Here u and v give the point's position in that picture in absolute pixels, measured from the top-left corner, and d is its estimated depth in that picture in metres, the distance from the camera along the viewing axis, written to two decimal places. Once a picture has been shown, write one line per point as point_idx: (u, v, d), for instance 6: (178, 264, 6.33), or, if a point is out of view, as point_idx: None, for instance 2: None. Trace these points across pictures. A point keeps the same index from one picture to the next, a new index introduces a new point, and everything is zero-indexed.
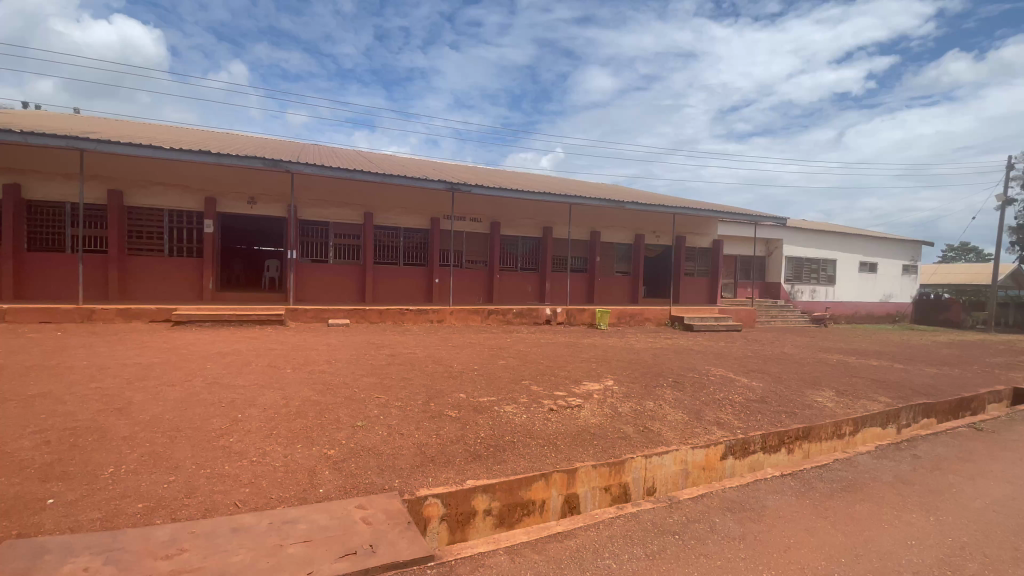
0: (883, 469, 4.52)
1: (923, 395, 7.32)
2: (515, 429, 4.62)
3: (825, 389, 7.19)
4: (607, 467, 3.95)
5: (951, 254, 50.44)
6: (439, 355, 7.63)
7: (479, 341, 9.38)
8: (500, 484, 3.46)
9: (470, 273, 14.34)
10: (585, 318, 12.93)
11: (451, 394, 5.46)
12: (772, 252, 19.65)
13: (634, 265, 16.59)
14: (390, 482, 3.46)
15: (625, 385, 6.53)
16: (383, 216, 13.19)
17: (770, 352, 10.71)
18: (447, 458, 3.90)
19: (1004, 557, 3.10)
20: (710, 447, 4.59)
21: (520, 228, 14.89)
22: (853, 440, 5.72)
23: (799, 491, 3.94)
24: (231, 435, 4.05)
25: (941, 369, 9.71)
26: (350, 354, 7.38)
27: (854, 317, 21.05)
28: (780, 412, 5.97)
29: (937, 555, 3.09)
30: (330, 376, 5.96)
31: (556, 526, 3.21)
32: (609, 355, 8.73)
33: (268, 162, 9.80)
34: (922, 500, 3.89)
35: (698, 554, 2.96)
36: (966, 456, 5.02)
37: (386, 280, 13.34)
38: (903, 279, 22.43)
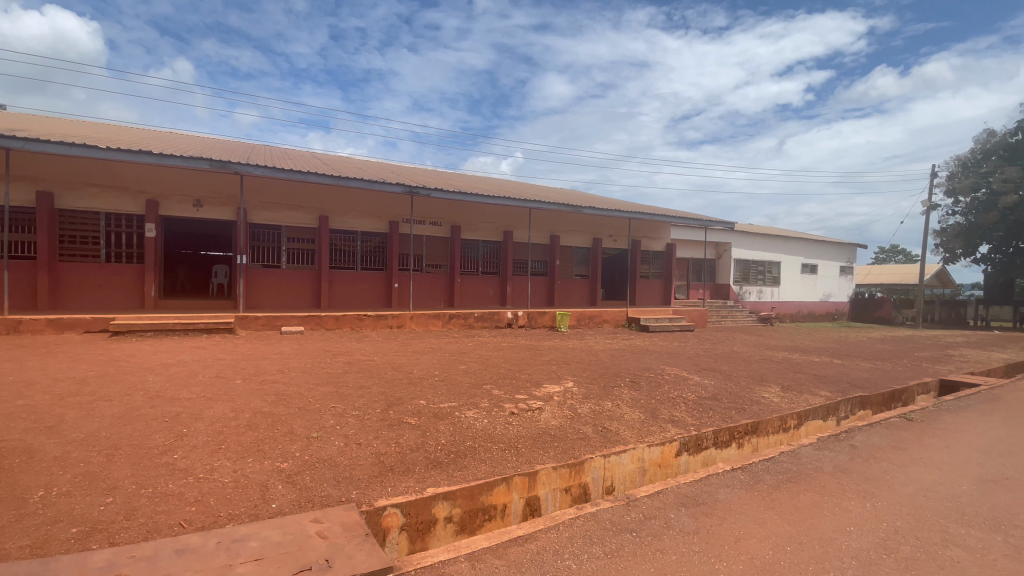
0: (824, 460, 4.80)
1: (859, 388, 7.83)
2: (475, 434, 4.61)
3: (772, 385, 7.56)
4: (567, 468, 4.01)
5: (883, 255, 54.12)
6: (398, 361, 7.51)
7: (440, 346, 9.30)
8: (461, 490, 3.43)
9: (431, 278, 14.19)
10: (545, 321, 13.07)
11: (411, 401, 5.37)
12: (722, 255, 20.47)
13: (592, 269, 16.90)
14: (348, 494, 3.37)
15: (584, 386, 6.65)
16: (339, 219, 12.86)
17: (721, 350, 11.15)
18: (406, 467, 3.84)
19: (933, 538, 3.33)
20: (666, 443, 4.73)
21: (480, 232, 14.87)
22: (797, 432, 6.03)
23: (748, 484, 4.12)
24: (176, 451, 3.83)
25: (876, 364, 10.40)
26: (305, 362, 7.15)
27: (798, 316, 22.23)
28: (730, 408, 6.24)
29: (874, 539, 3.29)
30: (284, 386, 5.76)
31: (517, 529, 3.22)
32: (569, 357, 8.84)
33: (215, 162, 9.37)
34: (860, 487, 4.15)
35: (655, 550, 3.04)
36: (898, 445, 5.39)
37: (342, 285, 13.01)
38: (841, 279, 23.92)
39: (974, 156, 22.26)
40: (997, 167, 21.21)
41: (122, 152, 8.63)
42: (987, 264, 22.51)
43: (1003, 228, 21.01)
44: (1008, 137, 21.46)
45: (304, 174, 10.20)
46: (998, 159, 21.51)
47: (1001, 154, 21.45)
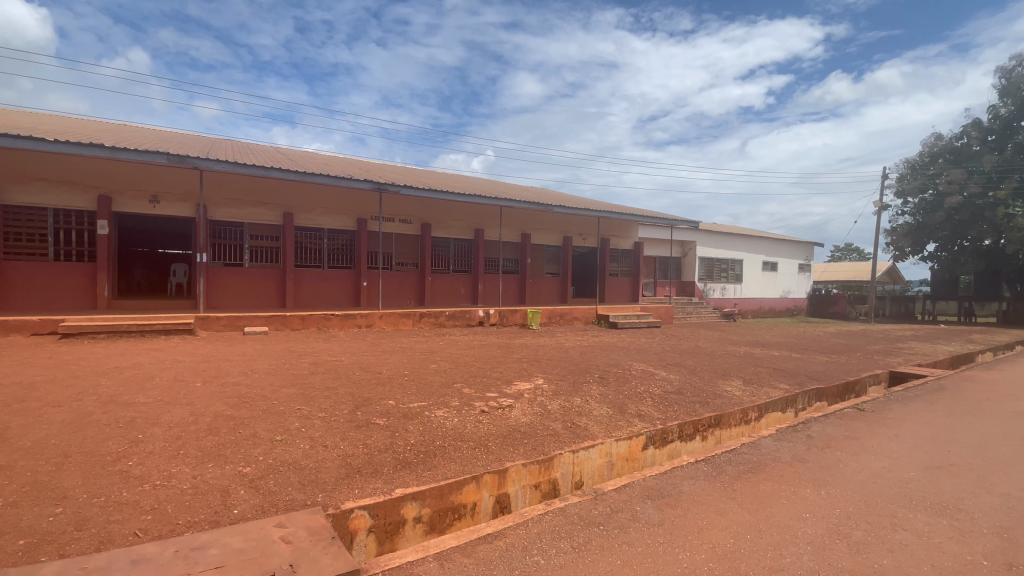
0: (782, 450, 5.00)
1: (816, 380, 8.18)
2: (445, 433, 4.59)
3: (734, 379, 7.82)
4: (537, 464, 4.04)
5: (839, 254, 56.63)
6: (367, 361, 7.40)
7: (410, 345, 9.20)
8: (430, 490, 3.42)
9: (400, 276, 14.01)
10: (516, 319, 13.12)
11: (379, 401, 5.31)
12: (687, 254, 20.99)
13: (563, 267, 17.05)
14: (313, 497, 3.30)
15: (554, 383, 6.71)
16: (304, 216, 12.56)
17: (686, 346, 11.43)
18: (374, 468, 3.79)
19: (883, 523, 3.51)
20: (633, 438, 4.82)
21: (450, 230, 14.78)
22: (758, 424, 6.26)
23: (711, 475, 4.25)
24: (130, 458, 3.67)
25: (831, 357, 10.88)
26: (270, 364, 6.96)
27: (760, 312, 23.01)
28: (695, 402, 6.41)
29: (828, 525, 3.45)
30: (247, 388, 5.59)
31: (486, 527, 3.23)
32: (539, 355, 8.91)
33: (172, 157, 9.00)
34: (815, 475, 4.34)
35: (622, 543, 3.10)
36: (851, 434, 5.67)
37: (308, 284, 12.72)
38: (799, 276, 24.89)
39: (922, 158, 23.55)
40: (943, 170, 22.48)
41: (71, 145, 8.18)
42: (934, 261, 23.78)
43: (948, 228, 22.26)
44: (953, 141, 22.80)
45: (268, 170, 9.91)
46: (945, 162, 22.80)
47: (947, 157, 22.75)
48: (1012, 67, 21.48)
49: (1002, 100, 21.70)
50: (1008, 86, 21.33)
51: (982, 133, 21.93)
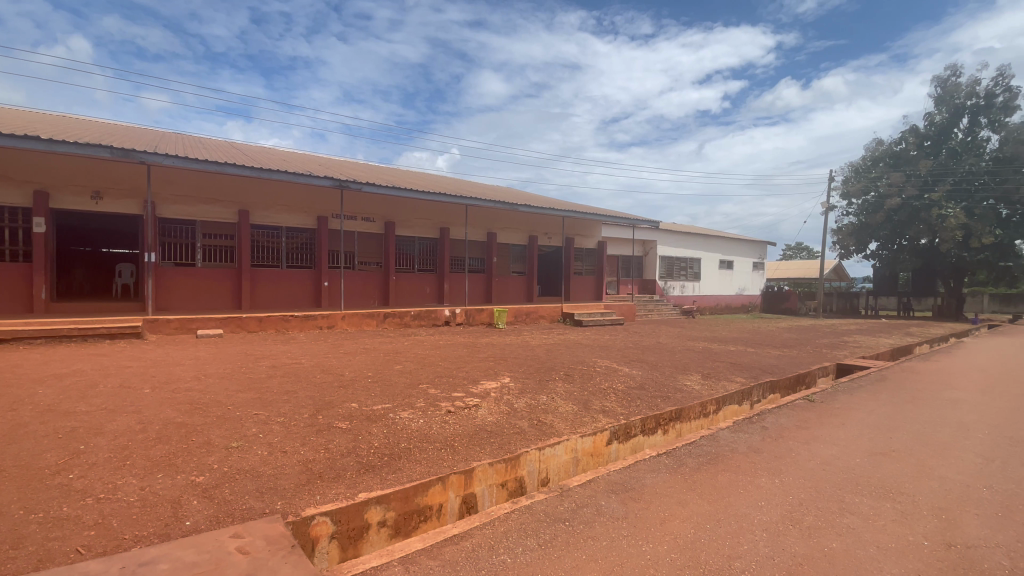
0: (739, 441, 5.19)
1: (769, 373, 8.55)
2: (410, 435, 4.53)
3: (693, 373, 8.07)
4: (503, 463, 4.04)
5: (790, 252, 59.16)
6: (328, 363, 7.23)
7: (373, 346, 9.04)
8: (395, 493, 3.36)
9: (363, 275, 13.73)
10: (482, 318, 13.10)
11: (341, 404, 5.18)
12: (649, 253, 21.48)
13: (529, 266, 17.14)
14: (272, 505, 3.19)
15: (520, 381, 6.74)
16: (261, 214, 12.12)
17: (648, 342, 11.72)
18: (336, 473, 3.70)
19: (832, 508, 3.70)
20: (597, 433, 4.90)
21: (414, 228, 14.58)
22: (716, 417, 6.47)
23: (672, 468, 4.36)
24: (71, 471, 3.45)
25: (783, 351, 11.40)
26: (224, 368, 6.67)
27: (717, 308, 23.83)
28: (656, 397, 6.57)
29: (782, 512, 3.61)
30: (200, 394, 5.34)
31: (452, 529, 3.21)
32: (505, 353, 8.92)
33: (117, 151, 8.50)
34: (769, 465, 4.53)
35: (587, 537, 3.14)
36: (802, 424, 5.95)
37: (266, 284, 12.29)
38: (754, 274, 25.95)
39: (865, 162, 24.98)
40: (884, 173, 23.92)
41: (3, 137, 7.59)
42: (876, 259, 25.28)
43: (888, 228, 23.68)
44: (892, 146, 24.28)
45: (222, 166, 9.51)
46: (885, 166, 24.27)
47: (887, 161, 24.20)
48: (946, 77, 23.09)
49: (937, 107, 23.29)
50: (943, 95, 22.91)
51: (919, 139, 23.42)
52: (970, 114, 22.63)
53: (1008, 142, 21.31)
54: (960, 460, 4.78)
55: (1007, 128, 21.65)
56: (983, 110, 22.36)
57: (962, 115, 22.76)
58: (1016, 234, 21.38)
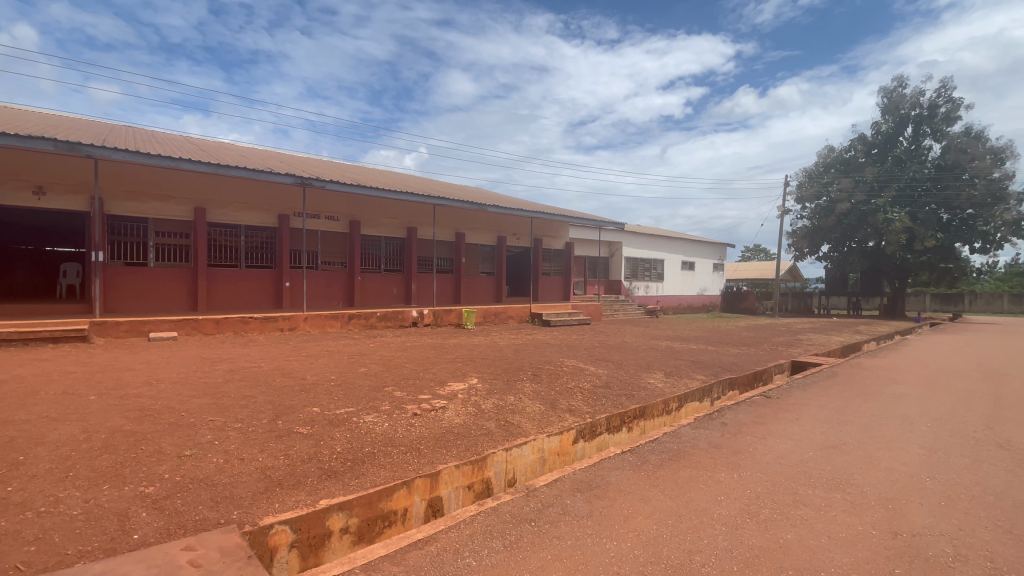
0: (700, 437, 5.34)
1: (729, 371, 8.84)
2: (374, 439, 4.45)
3: (657, 372, 8.26)
4: (470, 465, 4.02)
5: (748, 254, 61.59)
6: (290, 366, 7.02)
7: (337, 348, 8.85)
8: (358, 499, 3.29)
9: (327, 276, 13.41)
10: (451, 319, 13.02)
11: (303, 408, 5.04)
12: (614, 254, 21.84)
13: (497, 266, 17.14)
14: (228, 515, 3.07)
15: (487, 382, 6.72)
16: (219, 211, 11.66)
17: (614, 341, 11.93)
18: (297, 480, 3.59)
19: (787, 500, 3.85)
20: (564, 433, 4.94)
21: (381, 228, 14.34)
22: (678, 413, 6.63)
23: (636, 465, 4.45)
24: (7, 484, 3.22)
25: (742, 349, 11.81)
26: (177, 372, 6.37)
27: (680, 308, 24.46)
28: (621, 395, 6.69)
29: (740, 505, 3.73)
30: (151, 400, 5.08)
31: (417, 533, 3.18)
32: (473, 354, 8.89)
33: (60, 143, 8.00)
34: (728, 460, 4.67)
35: (552, 537, 3.16)
36: (759, 419, 6.18)
37: (224, 285, 11.84)
38: (714, 275, 26.78)
39: (818, 168, 26.18)
40: (835, 178, 25.09)
41: None
42: (828, 261, 26.51)
43: (839, 231, 24.86)
44: (842, 153, 25.54)
45: (176, 162, 9.09)
46: (835, 172, 25.43)
47: (838, 167, 25.43)
48: (892, 88, 24.41)
49: (884, 117, 24.60)
50: (889, 105, 24.21)
51: (867, 147, 24.74)
52: (914, 124, 24.01)
53: (950, 151, 22.81)
54: (905, 452, 5.06)
55: (948, 137, 23.18)
56: (925, 120, 23.77)
57: (907, 125, 24.14)
58: (955, 237, 22.77)
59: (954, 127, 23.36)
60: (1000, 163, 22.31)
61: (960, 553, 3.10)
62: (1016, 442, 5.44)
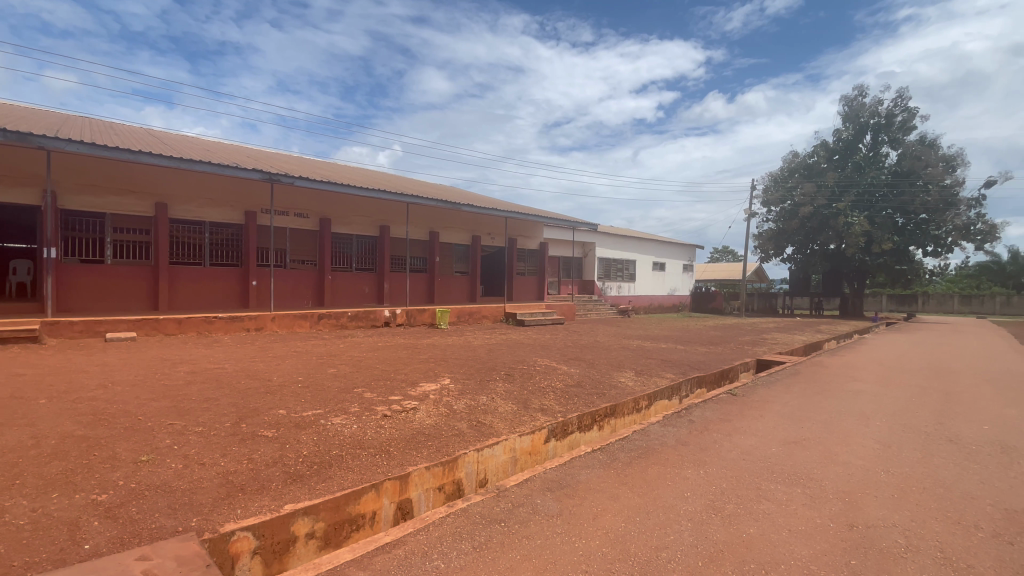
0: (668, 435, 5.44)
1: (697, 369, 9.04)
2: (343, 441, 4.36)
3: (628, 370, 8.38)
4: (441, 466, 3.99)
5: (716, 255, 63.32)
6: (256, 367, 6.83)
7: (306, 348, 8.65)
8: (325, 503, 3.23)
9: (296, 274, 13.11)
10: (424, 319, 12.90)
11: (268, 411, 4.91)
12: (588, 254, 22.05)
13: (472, 265, 17.07)
14: (186, 522, 2.96)
15: (460, 382, 6.69)
16: (182, 207, 11.24)
17: (586, 341, 12.04)
18: (261, 485, 3.49)
19: (751, 495, 3.96)
20: (535, 432, 4.96)
21: (352, 226, 14.09)
22: (648, 411, 6.74)
23: (606, 463, 4.50)
24: None
25: (710, 348, 12.10)
26: (135, 374, 6.12)
27: (651, 308, 24.88)
28: (593, 394, 6.76)
29: (706, 501, 3.81)
30: (106, 404, 4.86)
31: (384, 537, 3.14)
32: (446, 354, 8.84)
33: (8, 133, 7.57)
34: (695, 457, 4.78)
35: (522, 537, 3.16)
36: (725, 417, 6.33)
37: (187, 283, 11.43)
38: (684, 275, 27.36)
39: (783, 172, 27.06)
40: (799, 183, 25.99)
41: None
42: (792, 262, 27.42)
43: (802, 233, 25.73)
44: (806, 158, 26.47)
45: (136, 155, 8.73)
46: (799, 177, 26.40)
47: (802, 172, 26.36)
48: (853, 97, 25.39)
49: (845, 124, 25.59)
50: (850, 113, 25.19)
51: (828, 153, 25.73)
52: (872, 132, 25.07)
53: (906, 158, 23.91)
54: (862, 447, 5.27)
55: (904, 145, 24.29)
56: (883, 128, 24.84)
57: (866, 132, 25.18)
58: (910, 240, 23.82)
59: (909, 135, 24.48)
60: (951, 170, 23.46)
61: (912, 544, 3.24)
62: (964, 436, 5.73)
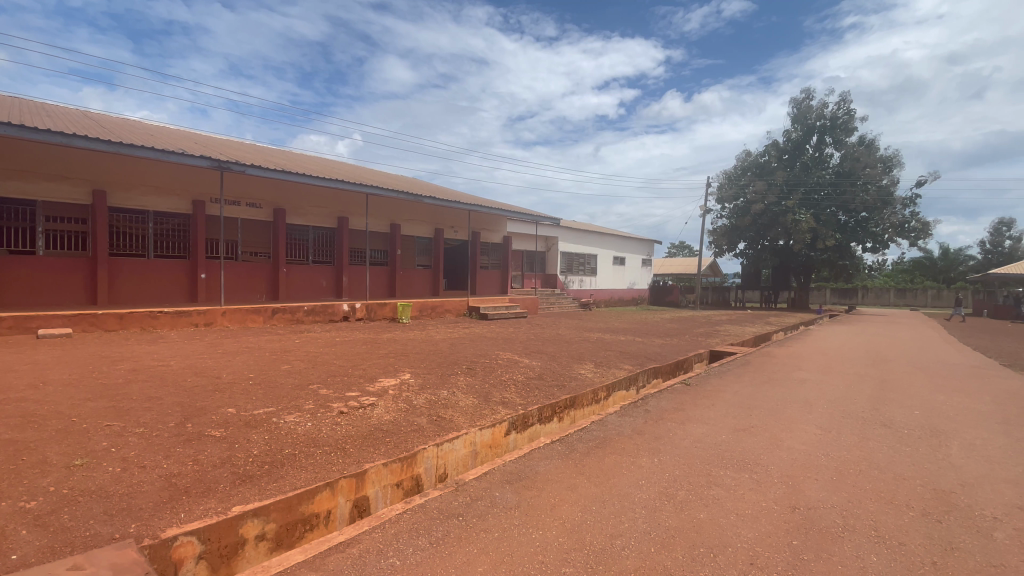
0: (625, 425, 5.58)
1: (654, 360, 9.31)
2: (296, 440, 4.24)
3: (588, 362, 8.53)
4: (398, 462, 3.94)
5: (674, 251, 65.30)
6: (204, 364, 6.54)
7: (259, 344, 8.35)
8: (276, 503, 3.13)
9: (248, 267, 12.59)
10: (385, 313, 12.68)
11: (216, 410, 4.70)
12: (550, 248, 22.25)
13: (434, 259, 16.88)
14: (124, 529, 2.80)
15: (420, 377, 6.62)
16: (123, 195, 10.57)
17: (547, 334, 12.16)
18: (207, 487, 3.35)
19: (702, 481, 4.12)
20: (496, 425, 4.98)
21: (309, 216, 13.63)
22: (606, 402, 6.90)
23: (564, 454, 4.57)
24: None
25: (667, 340, 12.47)
26: (69, 373, 5.72)
27: (611, 302, 25.34)
28: (553, 386, 6.84)
29: (659, 489, 3.93)
30: (35, 405, 4.53)
31: (339, 536, 3.08)
32: (407, 349, 8.73)
33: None
34: (650, 445, 4.92)
35: (479, 530, 3.17)
36: (679, 406, 6.55)
37: (128, 276, 10.77)
38: (643, 270, 28.00)
39: (736, 171, 28.11)
40: (750, 181, 27.07)
41: None
42: (744, 258, 28.60)
43: (753, 230, 26.83)
44: (757, 157, 27.59)
45: (71, 139, 8.11)
46: (752, 175, 27.49)
47: (753, 171, 27.47)
48: (801, 99, 26.59)
49: (794, 125, 26.78)
50: (798, 115, 26.39)
51: (778, 152, 26.88)
52: (819, 133, 26.35)
53: (847, 159, 25.29)
54: (804, 432, 5.58)
55: (846, 147, 25.65)
56: (828, 130, 26.15)
57: (813, 134, 26.46)
58: (851, 237, 25.24)
59: (851, 137, 25.86)
60: (888, 171, 24.99)
61: (849, 524, 3.45)
62: (896, 420, 6.14)
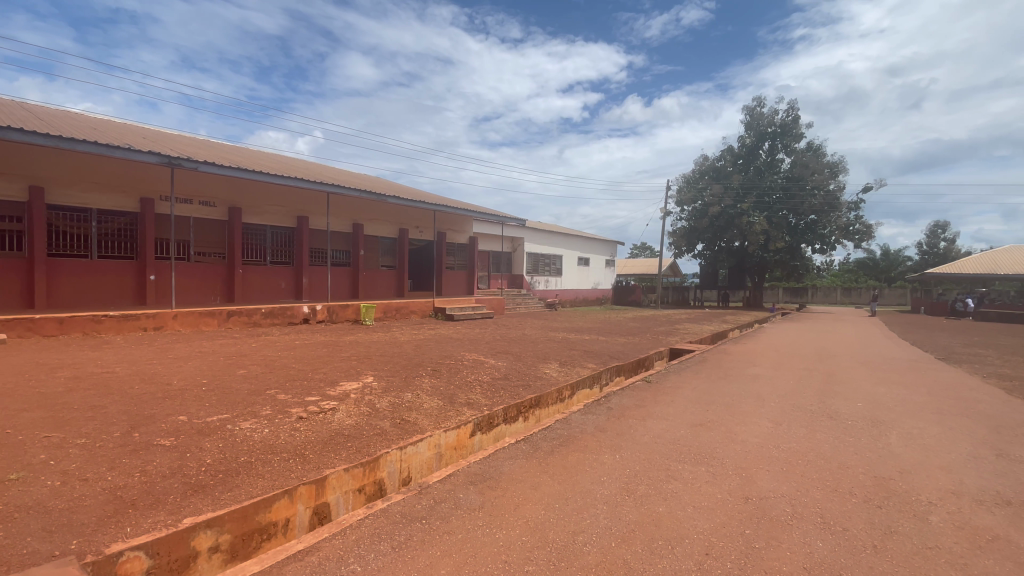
0: (588, 423, 5.67)
1: (617, 359, 9.50)
2: (252, 447, 4.11)
3: (552, 362, 8.63)
4: (360, 467, 3.88)
5: (637, 252, 66.82)
6: (153, 370, 6.23)
7: (213, 349, 8.02)
8: (230, 513, 3.02)
9: (201, 268, 12.07)
10: (347, 315, 12.43)
11: (166, 418, 4.50)
12: (516, 249, 22.37)
13: (398, 259, 16.65)
14: (64, 545, 2.64)
15: (384, 380, 6.52)
16: (62, 192, 9.95)
17: (513, 334, 12.21)
18: (156, 498, 3.20)
19: (661, 476, 4.24)
20: (460, 427, 4.97)
21: (266, 216, 13.19)
22: (569, 401, 6.98)
23: (528, 453, 4.61)
24: None
25: (630, 338, 12.74)
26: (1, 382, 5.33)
27: (576, 302, 25.65)
28: (518, 386, 6.88)
29: (621, 484, 4.02)
30: None
31: (297, 544, 3.01)
32: (370, 351, 8.58)
33: None
34: (612, 442, 5.03)
35: (443, 533, 3.16)
36: (640, 403, 6.70)
37: (69, 278, 10.15)
38: (606, 270, 28.49)
39: (694, 174, 29.03)
40: (708, 184, 28.01)
41: None
42: (703, 258, 29.55)
43: (710, 232, 27.77)
44: (714, 161, 28.59)
45: (2, 131, 7.56)
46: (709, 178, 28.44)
47: (710, 174, 28.43)
48: (753, 107, 27.73)
49: (747, 131, 27.88)
50: (752, 122, 27.49)
51: (733, 157, 27.93)
52: (770, 139, 27.52)
53: (797, 165, 26.52)
54: (757, 426, 5.82)
55: (796, 153, 26.89)
56: (779, 136, 27.35)
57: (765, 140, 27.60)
58: (801, 239, 26.47)
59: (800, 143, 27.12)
60: (834, 176, 26.33)
61: (797, 512, 3.64)
62: (841, 412, 6.50)
